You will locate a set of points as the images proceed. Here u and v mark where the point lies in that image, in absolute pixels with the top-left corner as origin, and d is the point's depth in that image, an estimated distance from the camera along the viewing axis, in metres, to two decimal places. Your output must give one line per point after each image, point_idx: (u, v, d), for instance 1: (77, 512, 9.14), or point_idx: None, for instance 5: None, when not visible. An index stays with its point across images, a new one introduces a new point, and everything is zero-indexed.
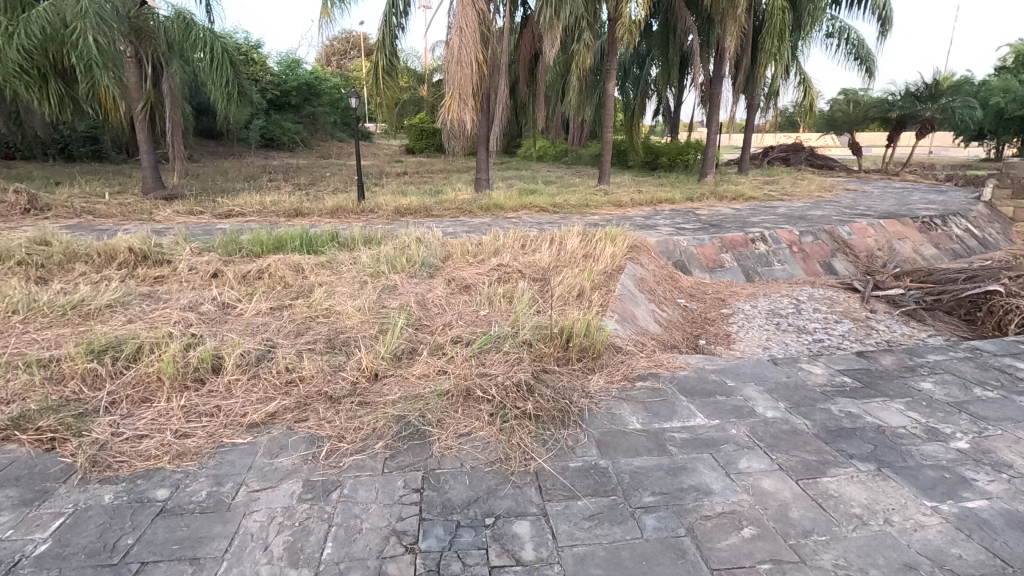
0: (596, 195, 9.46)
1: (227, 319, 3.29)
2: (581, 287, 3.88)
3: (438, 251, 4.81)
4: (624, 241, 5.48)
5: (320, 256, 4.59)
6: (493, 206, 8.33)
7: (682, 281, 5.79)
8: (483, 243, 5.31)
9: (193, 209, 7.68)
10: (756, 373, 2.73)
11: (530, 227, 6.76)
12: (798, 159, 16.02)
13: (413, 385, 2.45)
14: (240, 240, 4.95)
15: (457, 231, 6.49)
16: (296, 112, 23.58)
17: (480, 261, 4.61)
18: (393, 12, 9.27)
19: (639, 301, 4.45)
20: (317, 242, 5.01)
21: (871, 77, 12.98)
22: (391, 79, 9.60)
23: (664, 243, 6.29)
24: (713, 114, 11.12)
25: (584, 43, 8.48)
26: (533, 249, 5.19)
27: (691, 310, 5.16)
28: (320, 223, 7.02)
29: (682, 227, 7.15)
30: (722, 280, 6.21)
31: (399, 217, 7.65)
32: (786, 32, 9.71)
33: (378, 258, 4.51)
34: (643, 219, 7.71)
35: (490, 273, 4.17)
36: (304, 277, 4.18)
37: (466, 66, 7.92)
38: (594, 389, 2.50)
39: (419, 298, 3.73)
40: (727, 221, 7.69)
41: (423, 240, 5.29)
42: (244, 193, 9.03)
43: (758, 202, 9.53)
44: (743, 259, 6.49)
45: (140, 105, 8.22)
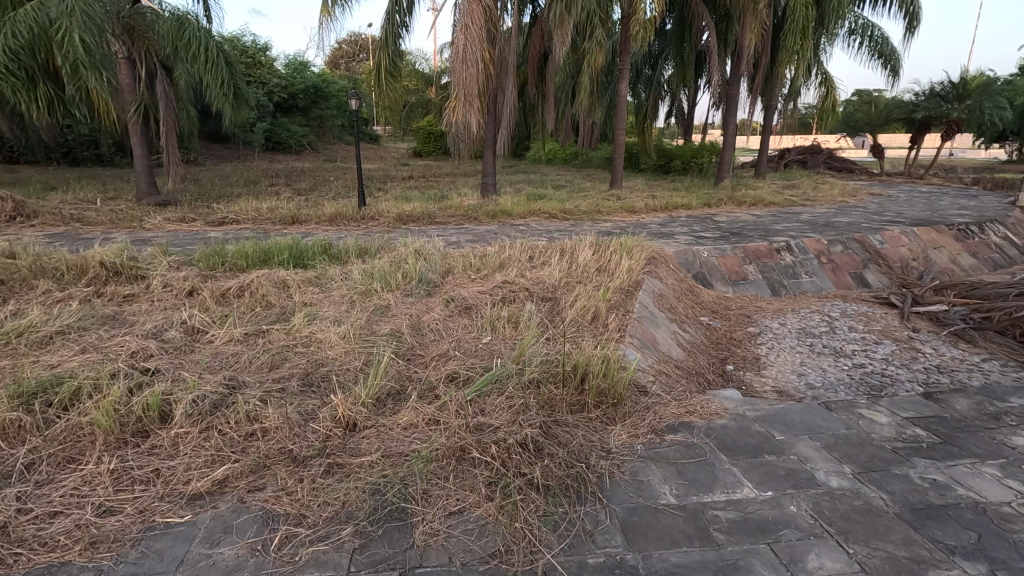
0: (607, 200, 9.01)
1: (193, 349, 2.89)
2: (595, 310, 3.45)
3: (438, 266, 4.40)
4: (640, 252, 5.04)
5: (309, 271, 4.20)
6: (500, 212, 7.91)
7: (703, 296, 5.34)
8: (487, 255, 4.89)
9: (186, 216, 7.34)
10: (808, 423, 2.28)
11: (538, 236, 6.33)
12: (815, 162, 15.63)
13: (396, 442, 2.03)
14: (224, 252, 4.57)
15: (461, 241, 6.07)
16: (302, 115, 23.31)
17: (483, 276, 4.19)
18: (397, 10, 8.89)
19: (659, 322, 4.01)
20: (306, 255, 4.62)
21: (895, 76, 12.44)
22: (393, 80, 9.22)
23: (682, 254, 5.84)
24: (731, 115, 10.64)
25: (596, 40, 8.05)
26: (541, 262, 4.77)
27: (714, 329, 4.71)
28: (318, 232, 6.63)
29: (701, 236, 6.69)
30: (746, 294, 5.75)
31: (400, 225, 7.25)
32: (810, 29, 9.22)
33: (371, 273, 4.12)
34: (659, 227, 7.26)
35: (493, 291, 3.75)
36: (288, 295, 3.79)
37: (471, 65, 7.52)
38: (615, 445, 2.06)
39: (413, 322, 3.31)
40: (748, 229, 7.22)
41: (423, 253, 4.88)
42: (242, 199, 8.68)
43: (779, 208, 9.04)
44: (769, 270, 6.02)
45: (133, 107, 7.90)
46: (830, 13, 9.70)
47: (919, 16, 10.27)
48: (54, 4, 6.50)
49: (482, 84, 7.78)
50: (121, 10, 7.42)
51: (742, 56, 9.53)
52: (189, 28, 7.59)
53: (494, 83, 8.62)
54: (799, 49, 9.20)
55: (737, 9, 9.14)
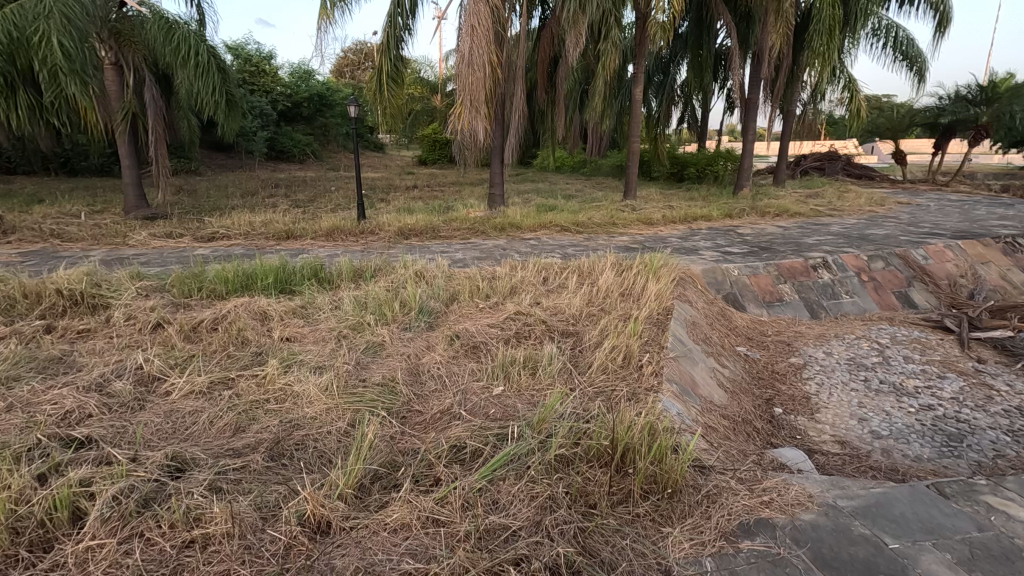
0: (622, 211, 8.50)
1: (144, 407, 2.38)
2: (626, 349, 2.92)
3: (443, 292, 3.90)
4: (666, 271, 4.52)
5: (296, 299, 3.70)
6: (508, 225, 7.41)
7: (736, 321, 4.80)
8: (497, 277, 4.39)
9: (174, 231, 6.87)
10: (923, 519, 1.75)
11: (551, 254, 5.82)
12: (834, 169, 15.09)
13: (382, 559, 1.51)
14: (202, 275, 4.08)
15: (467, 259, 5.57)
16: (307, 123, 22.99)
17: (493, 305, 3.68)
18: (399, 12, 8.43)
19: (696, 357, 3.49)
20: (295, 280, 4.12)
21: (920, 79, 11.89)
22: (395, 86, 8.78)
23: (710, 272, 5.31)
24: (750, 121, 10.11)
25: (611, 42, 7.56)
26: (556, 285, 4.26)
27: (753, 360, 4.18)
28: (314, 250, 6.16)
29: (728, 252, 6.16)
30: (782, 316, 5.20)
31: (402, 240, 6.76)
32: (837, 29, 8.70)
33: (366, 302, 3.61)
34: (680, 241, 6.74)
35: (506, 324, 3.24)
36: (269, 330, 3.28)
37: (478, 69, 7.04)
38: (676, 562, 1.54)
39: (411, 366, 2.80)
40: (778, 243, 6.67)
41: (426, 276, 4.37)
42: (236, 212, 8.23)
43: (805, 219, 8.50)
44: (805, 290, 5.47)
45: (120, 116, 7.49)
46: (857, 12, 9.17)
47: (951, 16, 9.73)
48: (32, 6, 6.10)
49: (489, 89, 7.30)
50: (107, 13, 7.03)
51: (764, 59, 9.03)
52: (178, 31, 7.17)
53: (502, 88, 8.14)
54: (825, 50, 8.66)
55: (760, 9, 8.64)
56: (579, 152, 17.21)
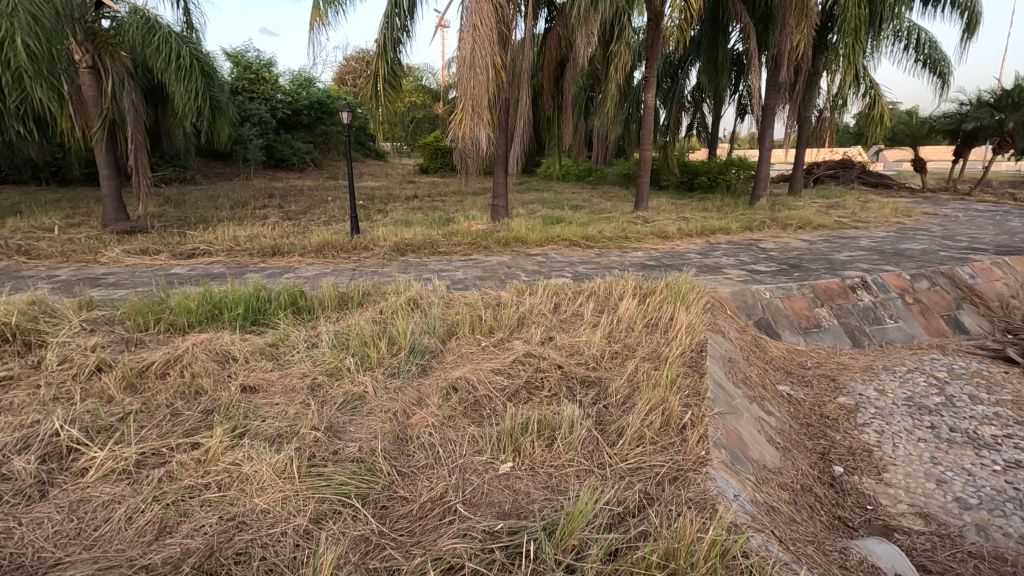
0: (634, 224, 7.97)
1: (44, 499, 1.84)
2: (663, 405, 2.37)
3: (441, 323, 3.36)
4: (695, 297, 3.97)
5: (267, 336, 3.15)
6: (513, 239, 6.88)
7: (771, 353, 4.25)
8: (502, 306, 3.84)
9: (152, 247, 6.34)
10: None
11: (561, 274, 5.29)
12: (848, 178, 14.55)
13: None
14: (163, 303, 3.55)
15: (468, 280, 5.04)
16: (307, 132, 22.61)
17: (498, 343, 3.13)
18: (397, 13, 7.92)
19: (740, 406, 2.93)
20: (271, 311, 3.58)
21: (942, 83, 11.38)
22: (393, 92, 8.28)
23: (739, 294, 4.77)
24: (767, 128, 9.59)
25: (624, 41, 7.04)
26: (568, 315, 3.72)
27: (798, 402, 3.61)
28: (301, 269, 5.64)
29: (754, 271, 5.60)
30: (821, 345, 4.64)
31: (399, 257, 6.23)
32: (863, 29, 8.18)
33: (348, 339, 3.07)
34: (701, 258, 6.19)
35: (513, 370, 2.69)
36: (230, 377, 2.73)
37: (480, 72, 6.53)
38: None
39: (396, 430, 2.25)
40: (807, 260, 6.12)
41: (421, 303, 3.83)
42: (223, 226, 7.72)
43: (831, 232, 7.95)
44: (845, 314, 4.91)
45: (97, 122, 6.97)
46: (884, 12, 8.66)
47: (980, 18, 9.21)
48: None
49: (493, 93, 6.79)
50: (83, 14, 6.55)
51: (783, 62, 8.52)
52: (159, 34, 6.66)
53: (506, 93, 7.63)
54: (850, 51, 8.13)
55: (781, 10, 8.13)
56: (585, 160, 16.73)
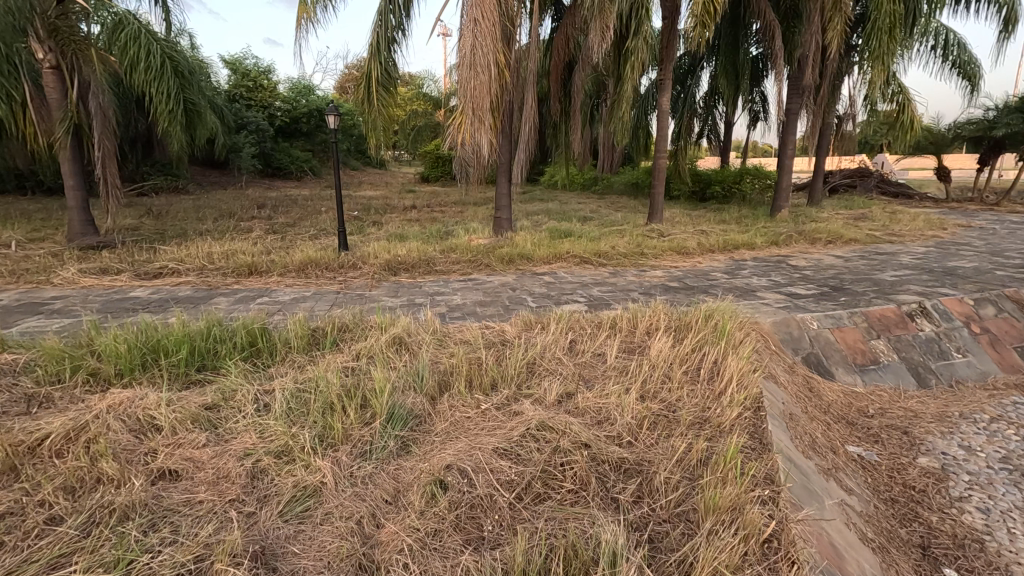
0: (649, 238, 7.32)
1: None
2: (736, 515, 1.69)
3: (430, 372, 2.68)
4: (739, 333, 3.29)
5: (209, 394, 2.48)
6: (517, 256, 6.21)
7: (827, 398, 3.56)
8: (508, 346, 3.16)
9: (114, 264, 5.68)
10: None
11: (573, 300, 4.63)
12: (866, 187, 13.92)
13: None
14: (87, 345, 2.86)
15: (466, 307, 4.39)
16: (306, 140, 22.05)
17: (502, 404, 2.45)
18: (391, 9, 7.27)
19: (820, 491, 2.23)
20: (222, 356, 2.90)
21: (971, 86, 10.75)
22: (387, 95, 7.65)
23: (783, 324, 4.09)
24: (790, 134, 8.92)
25: (641, 37, 6.39)
26: (587, 359, 3.05)
27: (873, 467, 2.92)
28: (278, 292, 4.98)
29: (792, 294, 4.92)
30: (882, 385, 3.94)
31: (390, 277, 5.57)
32: (898, 28, 7.51)
33: (309, 400, 2.38)
34: (729, 279, 5.52)
35: (524, 450, 2.03)
36: (146, 459, 2.05)
37: (482, 71, 5.86)
38: None
39: (360, 558, 1.58)
40: (850, 281, 5.44)
41: (407, 342, 3.14)
42: (200, 240, 7.07)
43: (865, 247, 7.28)
44: (905, 347, 4.22)
45: (61, 127, 6.31)
46: (920, 9, 8.01)
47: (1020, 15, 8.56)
48: None
49: (496, 95, 6.14)
50: (44, 8, 5.90)
51: (809, 62, 7.87)
52: (127, 31, 5.96)
53: (510, 95, 7.00)
54: (884, 51, 7.46)
55: (810, 5, 7.47)
56: (590, 169, 16.14)
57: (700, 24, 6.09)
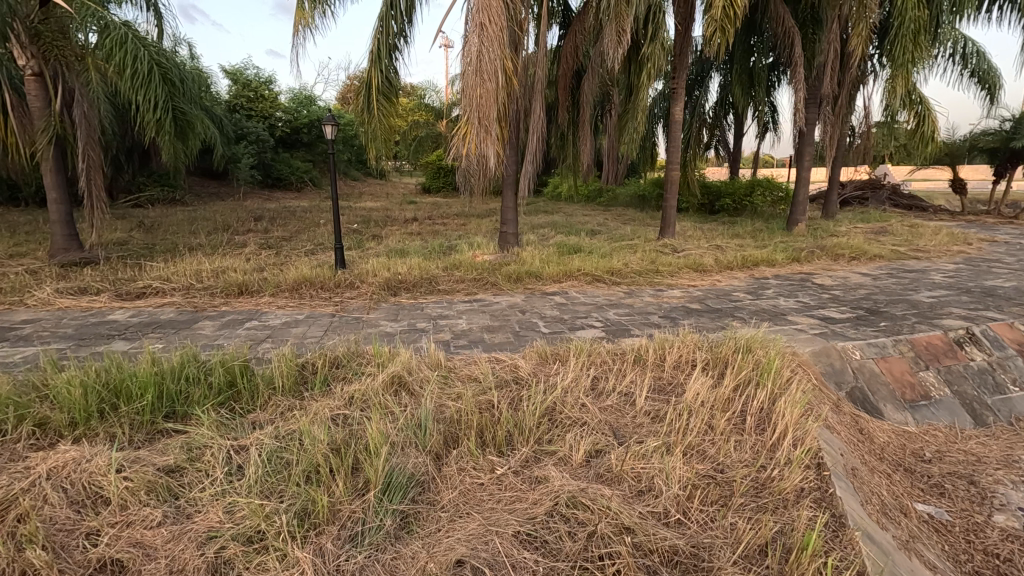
0: (663, 254, 6.96)
1: None
2: None
3: (435, 422, 2.30)
4: (785, 370, 2.90)
5: (173, 452, 2.09)
6: (526, 273, 5.84)
7: (879, 440, 3.17)
8: (523, 386, 2.78)
9: (94, 283, 5.29)
10: None
11: (589, 325, 4.26)
12: (878, 199, 13.60)
13: None
14: (38, 388, 2.48)
15: (473, 334, 4.01)
16: (306, 151, 21.82)
17: (520, 467, 2.08)
18: (393, 15, 6.94)
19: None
20: (195, 402, 2.52)
21: (991, 97, 10.43)
22: (388, 104, 7.32)
23: (823, 355, 3.70)
24: (807, 146, 8.57)
25: (658, 43, 6.08)
26: (613, 404, 2.66)
27: (946, 530, 2.51)
28: (268, 316, 4.60)
29: (826, 318, 4.54)
30: (936, 424, 3.53)
31: (389, 297, 5.20)
32: (923, 34, 7.17)
33: (290, 462, 2.00)
34: (754, 301, 5.14)
35: (552, 537, 1.67)
36: (87, 545, 1.67)
37: (488, 78, 5.52)
38: None
39: None
40: (884, 303, 5.06)
41: (409, 382, 2.76)
42: (190, 256, 6.71)
43: (890, 264, 6.91)
44: (958, 379, 3.82)
45: (42, 136, 5.97)
46: (943, 16, 7.70)
47: None
48: None
49: (502, 104, 5.80)
50: (25, 12, 5.58)
51: (828, 71, 7.54)
52: (111, 35, 5.60)
53: (517, 104, 6.67)
54: (909, 59, 7.12)
55: (830, 12, 7.16)
56: (595, 181, 15.85)
57: (719, 28, 5.76)
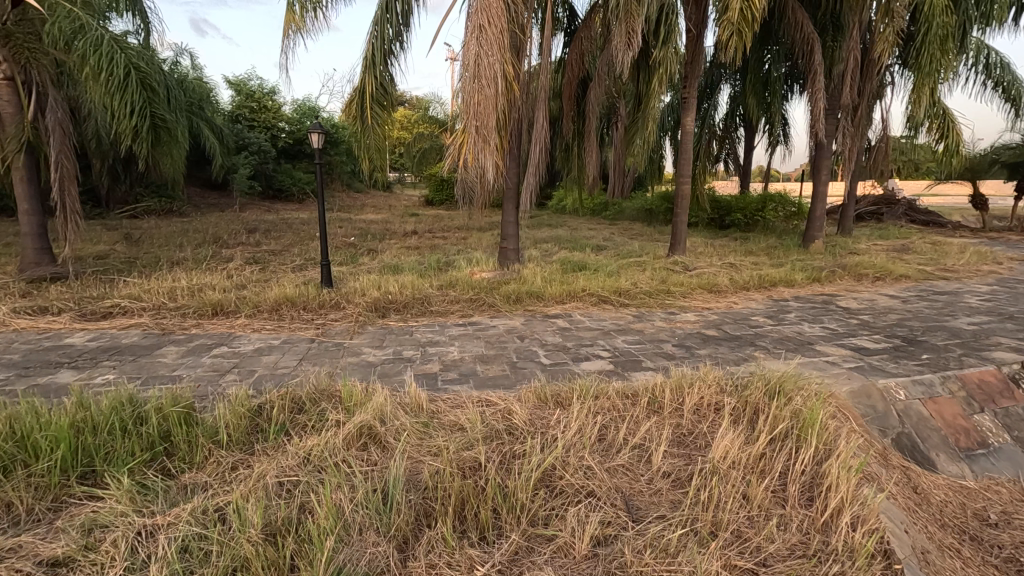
0: (673, 273, 6.52)
1: None
2: None
3: (405, 492, 1.89)
4: (830, 419, 2.43)
5: (66, 536, 1.66)
6: (526, 293, 5.41)
7: (938, 502, 2.67)
8: (518, 440, 2.33)
9: (57, 302, 4.88)
10: None
11: (596, 355, 3.81)
12: (894, 215, 13.15)
13: None
14: None
15: (465, 365, 3.57)
16: (309, 162, 21.56)
17: (509, 565, 1.68)
18: (388, 19, 6.57)
19: None
20: (117, 460, 2.08)
21: (1016, 108, 9.99)
22: (382, 112, 6.93)
23: (863, 395, 3.23)
24: (824, 159, 8.15)
25: (671, 47, 5.69)
26: (625, 463, 2.21)
27: None
28: (241, 341, 4.17)
29: (860, 349, 4.07)
30: (998, 477, 3.03)
31: (377, 319, 4.77)
32: (952, 41, 6.74)
33: (211, 557, 1.57)
34: (777, 327, 4.68)
35: None
36: None
37: (487, 84, 5.12)
38: None
39: None
40: (922, 330, 4.59)
41: (381, 433, 2.32)
42: (169, 271, 6.29)
43: (918, 285, 6.45)
44: (1018, 424, 3.34)
45: (11, 144, 5.60)
46: (971, 22, 7.29)
47: None
48: None
49: (502, 111, 5.39)
50: None
51: (849, 80, 7.12)
52: (86, 37, 5.25)
53: (518, 113, 6.27)
54: (936, 66, 6.69)
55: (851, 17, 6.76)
56: (600, 194, 15.45)
57: (737, 32, 5.36)
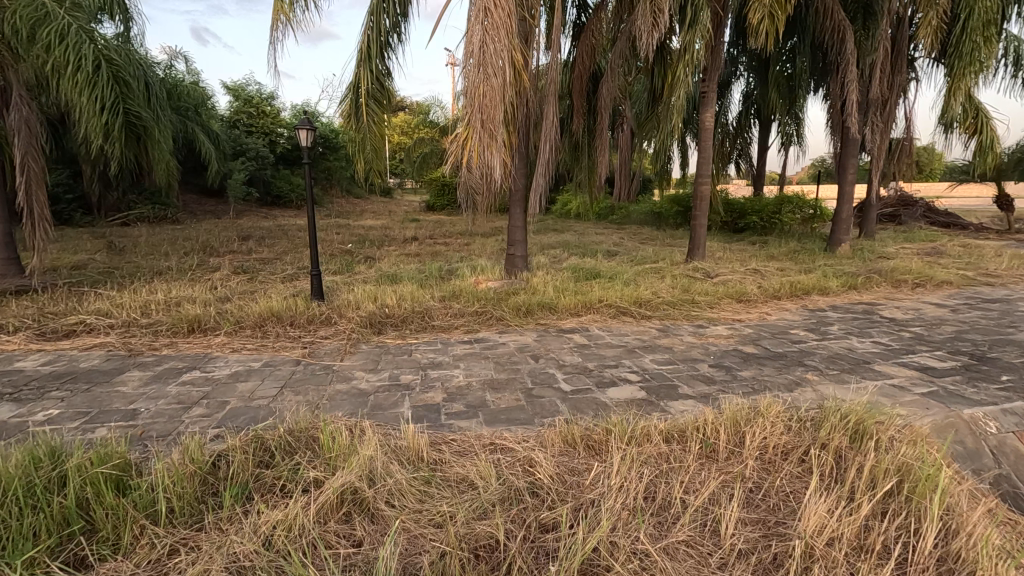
0: (695, 280, 6.00)
1: None
2: None
3: None
4: (941, 474, 1.90)
5: None
6: (537, 304, 4.89)
7: None
8: (544, 506, 1.81)
9: (14, 320, 4.36)
10: None
11: (623, 379, 3.28)
12: (912, 216, 12.63)
13: None
14: None
15: (472, 393, 3.04)
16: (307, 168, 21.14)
17: None
18: (384, 9, 6.08)
19: None
20: (13, 550, 1.54)
21: None
22: (378, 110, 6.43)
23: (950, 429, 2.69)
24: (850, 157, 7.64)
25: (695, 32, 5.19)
26: (687, 539, 1.70)
27: None
28: (215, 363, 3.66)
29: (925, 369, 3.54)
30: None
31: (371, 336, 4.25)
32: (994, 27, 6.25)
33: None
34: (822, 342, 4.14)
35: None
36: None
37: (494, 73, 4.60)
38: None
39: None
40: (987, 346, 4.06)
41: (370, 498, 1.80)
42: (148, 282, 5.79)
43: (963, 293, 5.92)
44: None
45: None
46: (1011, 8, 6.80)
47: None
48: None
49: (509, 104, 4.89)
50: None
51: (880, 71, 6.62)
52: (50, 26, 4.76)
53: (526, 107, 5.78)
54: (978, 55, 6.20)
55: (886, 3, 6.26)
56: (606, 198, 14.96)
57: (769, 15, 4.88)
